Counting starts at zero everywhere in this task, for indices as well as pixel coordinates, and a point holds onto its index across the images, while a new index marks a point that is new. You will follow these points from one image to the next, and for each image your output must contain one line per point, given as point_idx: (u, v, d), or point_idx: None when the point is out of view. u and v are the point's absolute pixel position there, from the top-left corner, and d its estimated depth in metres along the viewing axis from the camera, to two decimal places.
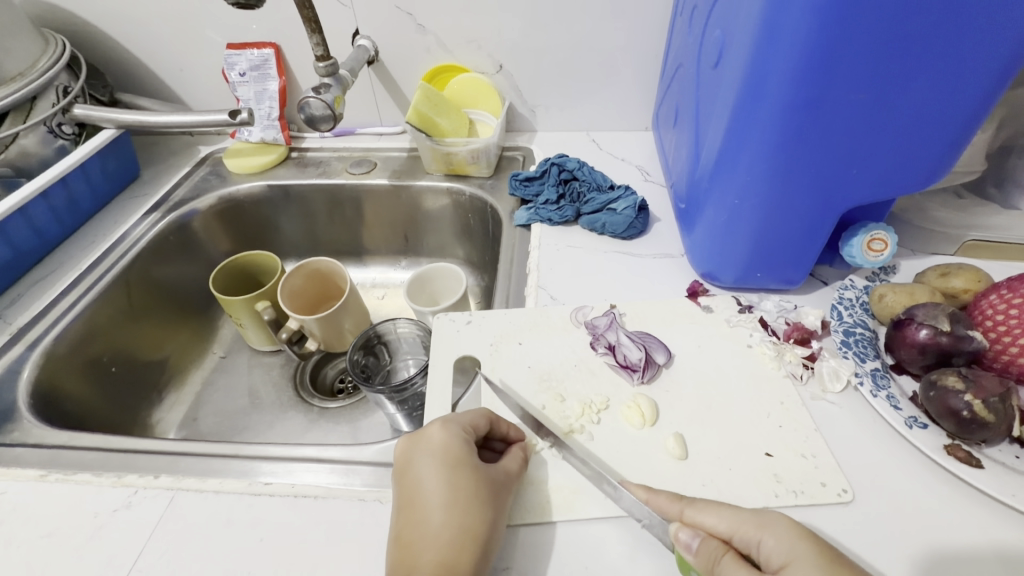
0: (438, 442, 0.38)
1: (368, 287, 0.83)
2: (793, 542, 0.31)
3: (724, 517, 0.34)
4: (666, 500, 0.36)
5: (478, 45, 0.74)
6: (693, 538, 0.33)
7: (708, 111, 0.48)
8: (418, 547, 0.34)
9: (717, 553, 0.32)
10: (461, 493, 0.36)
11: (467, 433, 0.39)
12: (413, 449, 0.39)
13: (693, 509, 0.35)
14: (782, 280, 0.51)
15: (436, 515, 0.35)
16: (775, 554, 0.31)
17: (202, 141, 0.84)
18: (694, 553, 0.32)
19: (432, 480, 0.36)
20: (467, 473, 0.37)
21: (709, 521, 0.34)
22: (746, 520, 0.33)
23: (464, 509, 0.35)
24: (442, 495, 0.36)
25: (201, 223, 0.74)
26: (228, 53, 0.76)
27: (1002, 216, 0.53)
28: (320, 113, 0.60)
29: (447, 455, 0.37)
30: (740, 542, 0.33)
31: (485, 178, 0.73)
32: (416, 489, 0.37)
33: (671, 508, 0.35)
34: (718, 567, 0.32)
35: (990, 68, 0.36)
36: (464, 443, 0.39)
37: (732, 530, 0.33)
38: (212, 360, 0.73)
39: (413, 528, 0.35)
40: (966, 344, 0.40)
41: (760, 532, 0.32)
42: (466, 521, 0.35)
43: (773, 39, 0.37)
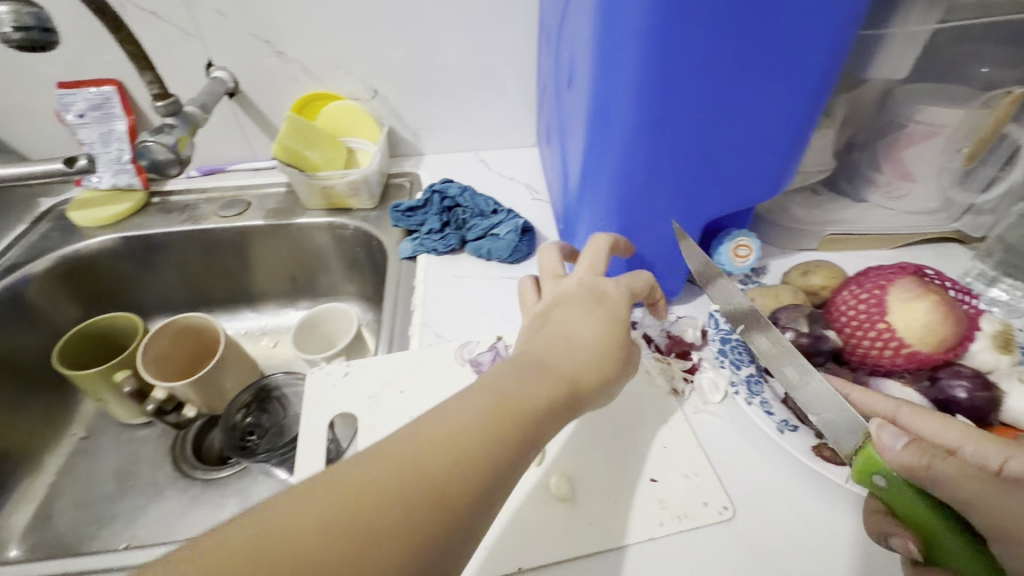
0: (605, 288, 0.38)
1: (256, 335, 0.76)
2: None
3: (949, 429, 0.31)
4: (879, 399, 0.35)
5: (347, 70, 0.70)
6: (898, 437, 0.28)
7: (568, 134, 0.47)
8: (446, 426, 0.27)
9: (931, 449, 0.27)
10: (577, 338, 0.34)
11: (593, 351, 0.34)
12: (577, 329, 0.35)
13: (912, 413, 0.33)
14: (662, 292, 0.52)
15: (485, 413, 0.28)
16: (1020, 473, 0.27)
17: (43, 192, 0.74)
18: (896, 451, 0.28)
19: (575, 322, 0.35)
20: (603, 317, 0.36)
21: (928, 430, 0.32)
22: (984, 438, 0.29)
23: (566, 352, 0.33)
24: (578, 335, 0.35)
25: (43, 288, 0.65)
26: (59, 92, 0.66)
27: (853, 210, 0.57)
28: (163, 158, 0.53)
29: (609, 300, 0.37)
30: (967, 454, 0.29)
31: (369, 210, 0.70)
32: (564, 316, 0.36)
33: (885, 406, 0.35)
34: (935, 463, 0.27)
35: (811, 80, 0.38)
36: (592, 360, 0.34)
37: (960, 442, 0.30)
38: (71, 443, 0.64)
39: (445, 406, 0.28)
40: (824, 344, 0.42)
41: (1004, 451, 0.28)
42: (565, 364, 0.32)
43: (609, 66, 0.36)
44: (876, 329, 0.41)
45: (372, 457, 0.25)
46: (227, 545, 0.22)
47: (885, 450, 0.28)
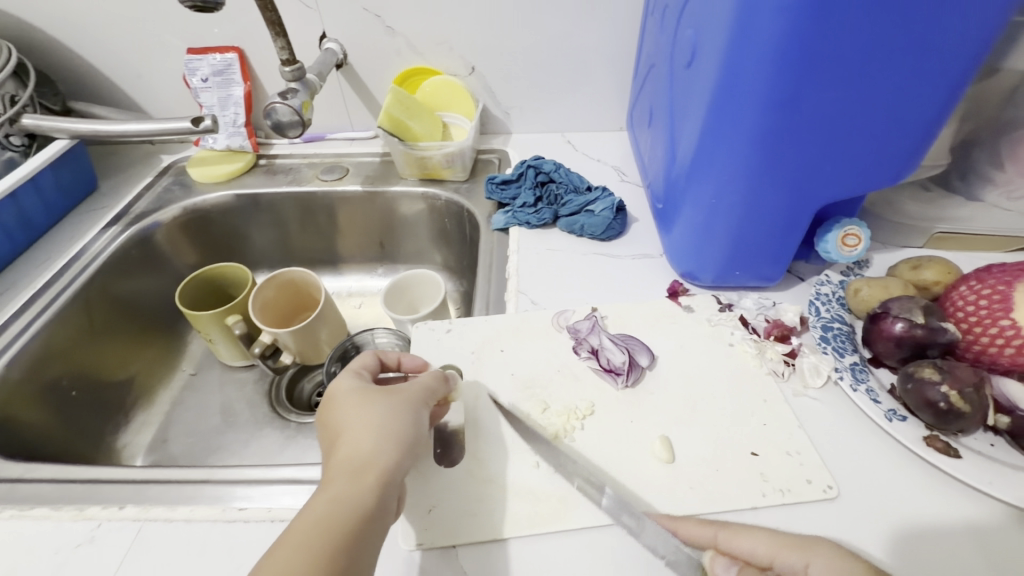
0: (345, 390, 0.39)
1: (344, 296, 0.80)
2: (840, 566, 0.29)
3: (762, 542, 0.32)
4: (697, 526, 0.35)
5: (449, 47, 0.72)
6: (727, 567, 0.32)
7: (683, 111, 0.48)
8: (303, 532, 0.31)
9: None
10: (381, 416, 0.37)
11: (414, 396, 0.39)
12: (354, 415, 0.37)
13: (728, 535, 0.33)
14: (760, 277, 0.52)
15: (342, 495, 0.33)
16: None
17: (165, 150, 0.80)
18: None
19: (353, 413, 0.37)
20: (386, 403, 0.38)
21: (745, 545, 0.33)
22: (787, 545, 0.32)
23: (373, 426, 0.36)
24: (365, 421, 0.36)
25: (165, 236, 0.71)
26: (188, 58, 0.73)
27: (968, 208, 0.55)
28: (287, 119, 0.58)
29: (385, 394, 0.38)
30: (782, 567, 0.31)
31: (460, 182, 0.72)
32: (348, 413, 0.37)
33: (705, 534, 0.34)
34: None
35: (954, 66, 0.37)
36: (393, 425, 0.37)
37: (771, 556, 0.32)
38: (182, 378, 0.70)
39: (307, 511, 0.32)
40: (940, 336, 0.41)
41: (804, 555, 0.31)
42: (378, 443, 0.35)
43: (744, 40, 0.37)
44: (997, 326, 0.40)
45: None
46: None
47: None
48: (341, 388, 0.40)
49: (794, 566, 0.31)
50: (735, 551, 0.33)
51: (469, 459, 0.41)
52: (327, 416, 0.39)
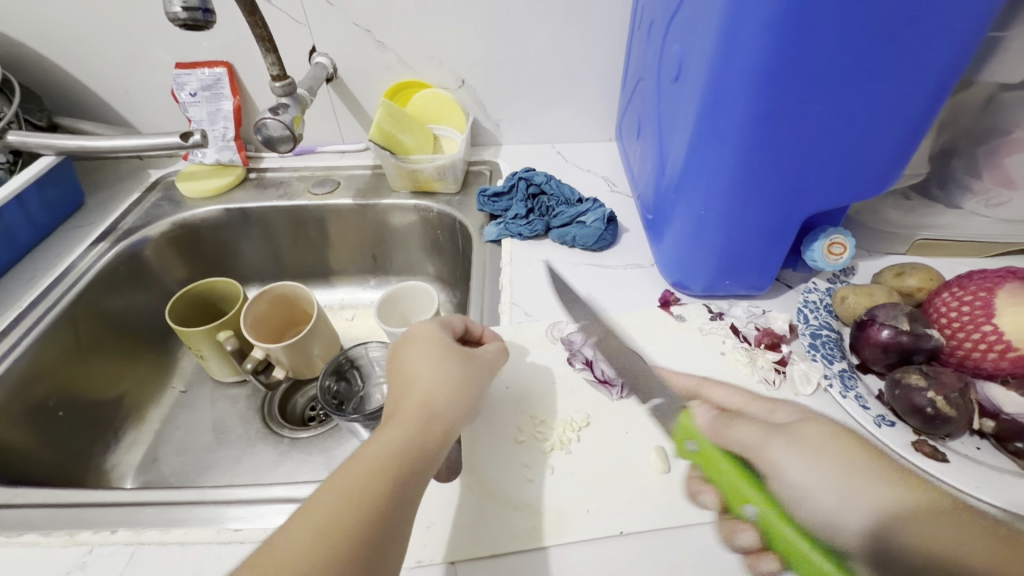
0: (427, 338, 0.42)
1: (336, 309, 0.80)
2: (808, 412, 0.43)
3: (735, 394, 0.45)
4: (683, 380, 0.46)
5: (439, 60, 0.73)
6: (708, 411, 0.44)
7: (671, 124, 0.48)
8: (367, 458, 0.33)
9: (727, 415, 0.43)
10: (455, 376, 0.40)
11: (461, 373, 0.41)
12: (431, 366, 0.40)
13: (710, 389, 0.45)
14: (749, 286, 0.53)
15: (402, 441, 0.35)
16: (786, 417, 0.42)
17: (153, 165, 0.80)
18: (706, 421, 0.43)
19: (430, 365, 0.40)
20: (462, 366, 0.41)
21: (724, 399, 0.44)
22: (758, 400, 0.44)
23: (448, 381, 0.39)
24: (442, 374, 0.39)
25: (154, 251, 0.71)
26: (176, 73, 0.73)
27: (948, 215, 0.57)
28: (278, 134, 0.57)
29: (462, 356, 0.41)
30: (751, 412, 0.43)
31: (452, 194, 0.73)
32: (425, 363, 0.40)
33: (691, 389, 0.45)
34: (768, 444, 0.40)
35: (933, 79, 0.38)
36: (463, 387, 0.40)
37: (740, 404, 0.44)
38: (172, 396, 0.70)
39: (370, 443, 0.34)
40: (926, 342, 0.42)
41: (772, 411, 0.43)
42: (450, 400, 0.38)
43: (730, 56, 0.38)
44: (980, 331, 0.41)
45: (315, 494, 0.31)
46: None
47: (700, 418, 0.43)
48: (425, 334, 0.42)
49: (763, 413, 0.43)
50: (718, 404, 0.44)
51: (466, 474, 0.41)
52: (404, 357, 0.41)
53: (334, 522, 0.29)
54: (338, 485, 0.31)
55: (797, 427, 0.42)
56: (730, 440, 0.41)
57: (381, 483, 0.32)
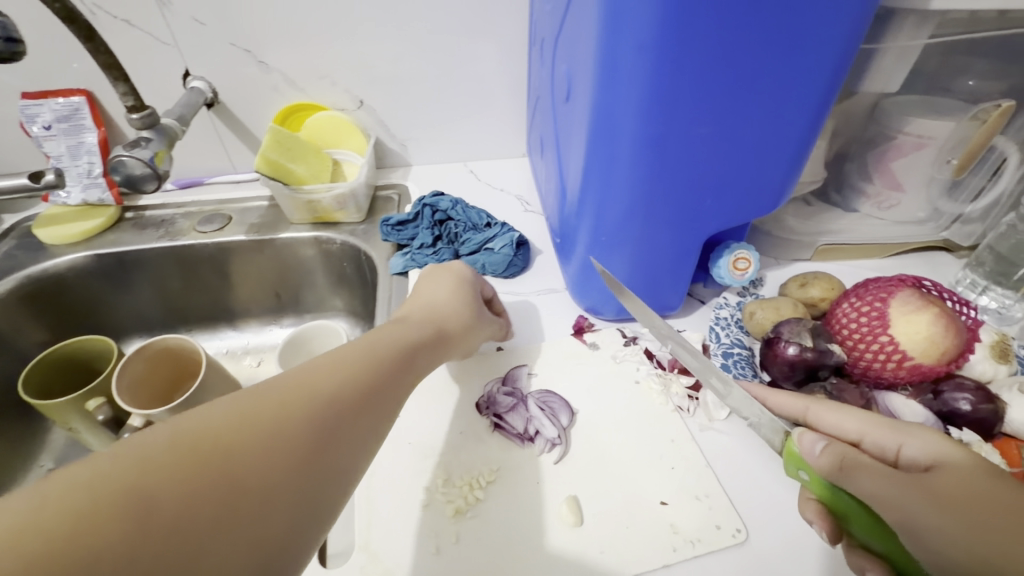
0: (454, 270, 0.47)
1: (238, 355, 0.73)
2: (940, 446, 0.31)
3: (854, 421, 0.35)
4: (790, 399, 0.39)
5: (332, 81, 0.68)
6: (818, 441, 0.32)
7: (567, 146, 0.46)
8: (309, 385, 0.29)
9: (846, 449, 0.31)
10: (462, 298, 0.44)
11: (462, 317, 0.43)
12: (439, 291, 0.45)
13: (819, 411, 0.37)
14: (662, 305, 0.51)
15: (384, 343, 0.36)
16: (922, 457, 0.31)
17: (7, 209, 0.70)
18: (816, 457, 0.31)
19: (439, 292, 0.45)
20: (467, 295, 0.45)
21: (835, 424, 0.35)
22: (881, 426, 0.33)
23: (458, 301, 0.44)
24: (452, 295, 0.44)
25: (7, 311, 0.61)
26: (24, 103, 0.63)
27: (845, 220, 0.57)
28: (138, 173, 0.51)
29: (469, 288, 0.46)
30: (871, 446, 0.33)
31: (357, 223, 0.68)
32: (435, 288, 0.45)
33: (795, 407, 0.38)
34: (848, 465, 0.30)
35: (812, 96, 0.38)
36: (462, 310, 0.43)
37: (861, 433, 0.34)
38: (39, 476, 0.60)
39: (318, 361, 0.31)
40: (829, 358, 0.41)
41: (900, 438, 0.32)
42: (449, 313, 0.42)
43: (612, 79, 0.35)
44: (878, 342, 0.41)
45: (251, 395, 0.27)
46: (91, 464, 0.22)
47: (810, 456, 0.32)
48: (456, 266, 0.48)
49: (887, 447, 0.33)
50: (823, 428, 0.36)
51: (360, 554, 0.36)
52: (426, 281, 0.47)
53: (260, 441, 0.25)
54: (267, 397, 0.27)
55: (941, 470, 0.29)
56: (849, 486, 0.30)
57: (316, 420, 0.28)
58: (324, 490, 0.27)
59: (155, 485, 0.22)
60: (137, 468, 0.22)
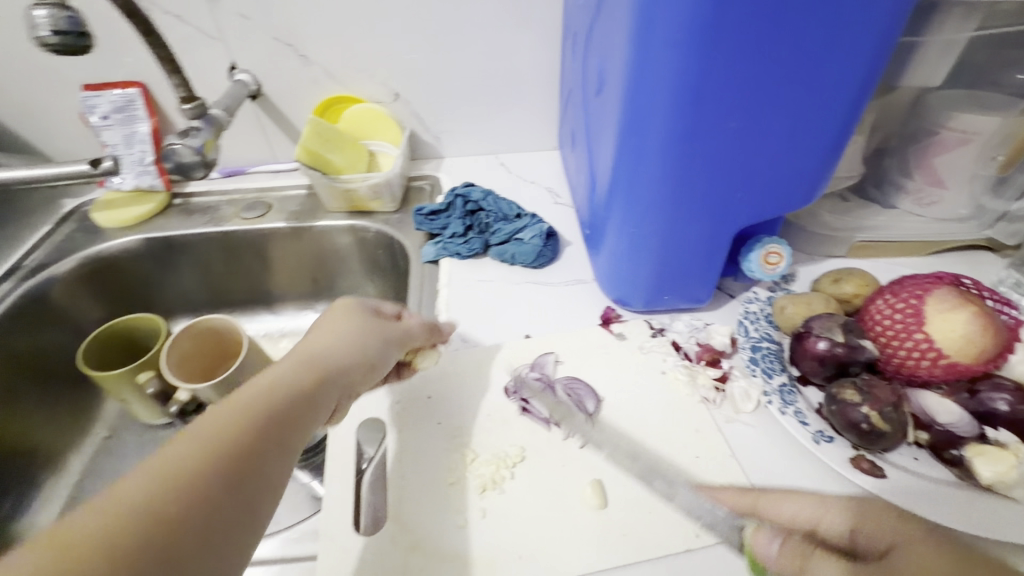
0: (354, 310, 0.42)
1: (275, 337, 0.76)
2: (892, 523, 0.26)
3: (803, 506, 0.31)
4: (734, 494, 0.34)
5: (369, 74, 0.70)
6: (773, 540, 0.30)
7: (598, 139, 0.47)
8: (280, 385, 0.33)
9: (807, 547, 0.28)
10: (358, 338, 0.39)
11: (350, 359, 0.38)
12: (337, 329, 0.39)
13: (767, 501, 0.32)
14: (690, 299, 0.51)
15: (281, 384, 0.33)
16: (876, 541, 0.26)
17: (66, 194, 0.74)
18: (774, 557, 0.30)
19: (337, 329, 0.39)
20: (365, 335, 0.40)
21: (786, 512, 0.31)
22: (830, 508, 0.29)
23: (353, 342, 0.39)
24: (342, 333, 0.39)
25: (67, 289, 0.66)
26: (84, 95, 0.67)
27: (883, 216, 0.56)
28: (188, 161, 0.53)
29: (380, 328, 0.41)
30: (828, 532, 0.29)
31: (391, 213, 0.70)
32: (339, 325, 0.40)
33: (742, 501, 0.34)
34: (806, 563, 0.28)
35: (847, 89, 0.37)
36: (358, 352, 0.39)
37: (813, 520, 0.30)
38: (94, 443, 0.65)
39: (281, 367, 0.35)
40: (860, 354, 0.41)
41: (851, 520, 0.28)
42: (345, 358, 0.38)
43: (642, 73, 0.36)
44: (912, 339, 0.40)
45: (187, 442, 0.27)
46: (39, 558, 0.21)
47: (766, 555, 0.30)
48: (358, 303, 0.42)
49: (841, 532, 0.28)
50: (777, 519, 0.32)
51: (391, 525, 0.38)
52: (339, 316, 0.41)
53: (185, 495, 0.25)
54: (245, 398, 0.31)
55: (893, 554, 0.25)
56: None
57: (221, 474, 0.27)
58: (233, 535, 0.26)
59: (79, 555, 0.22)
60: (58, 556, 0.22)
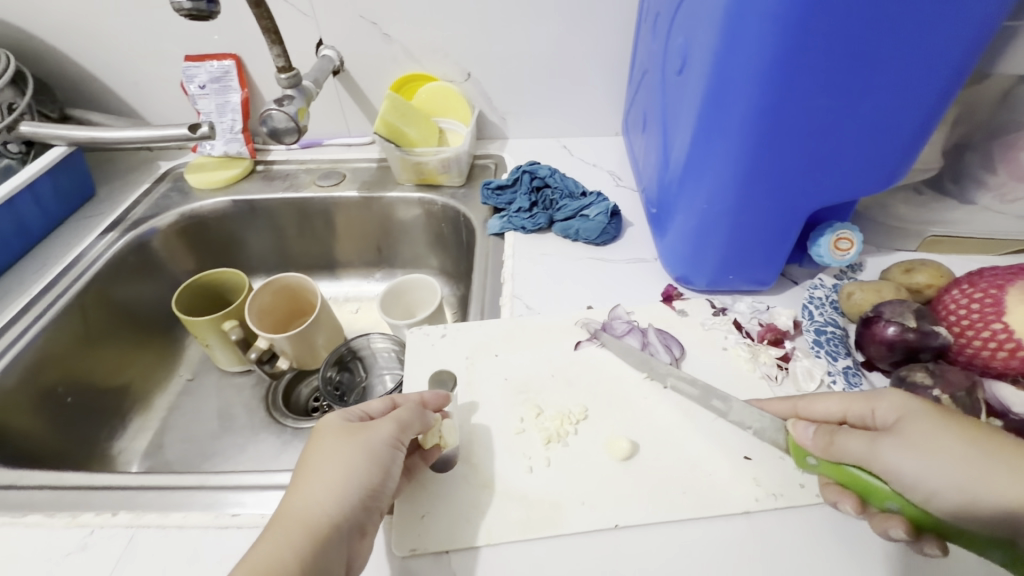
0: (334, 426, 0.38)
1: (340, 301, 0.81)
2: (903, 400, 0.34)
3: (835, 401, 0.37)
4: (777, 401, 0.40)
5: (444, 53, 0.73)
6: (808, 426, 0.36)
7: (675, 118, 0.48)
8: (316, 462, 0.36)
9: (832, 429, 0.35)
10: (348, 463, 0.35)
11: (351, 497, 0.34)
12: (333, 464, 0.35)
13: (805, 402, 0.39)
14: (754, 281, 0.52)
15: (278, 548, 0.32)
16: (889, 414, 0.34)
17: (162, 156, 0.81)
18: (810, 439, 0.36)
19: (328, 460, 0.36)
20: (343, 451, 0.36)
21: (821, 409, 0.38)
22: (855, 398, 0.36)
23: (339, 469, 0.35)
24: (335, 469, 0.35)
25: (162, 242, 0.72)
26: (186, 65, 0.73)
27: (961, 211, 0.55)
28: (283, 126, 0.58)
29: (360, 432, 0.37)
30: (854, 418, 0.36)
31: (457, 187, 0.73)
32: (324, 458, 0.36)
33: (784, 407, 0.40)
34: (835, 437, 0.35)
35: (941, 72, 0.37)
36: (360, 479, 0.35)
37: (843, 411, 0.36)
38: (178, 384, 0.71)
39: (311, 446, 0.37)
40: (932, 340, 0.41)
41: (870, 403, 0.35)
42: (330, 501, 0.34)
43: (733, 48, 0.37)
44: (990, 329, 0.40)
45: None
46: None
47: (802, 437, 0.36)
48: (327, 425, 0.38)
49: (865, 415, 0.36)
50: (813, 416, 0.38)
51: (462, 465, 0.41)
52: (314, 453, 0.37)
53: None
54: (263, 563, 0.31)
55: (906, 423, 0.33)
56: (841, 457, 0.34)
57: None
58: None
59: None
60: None
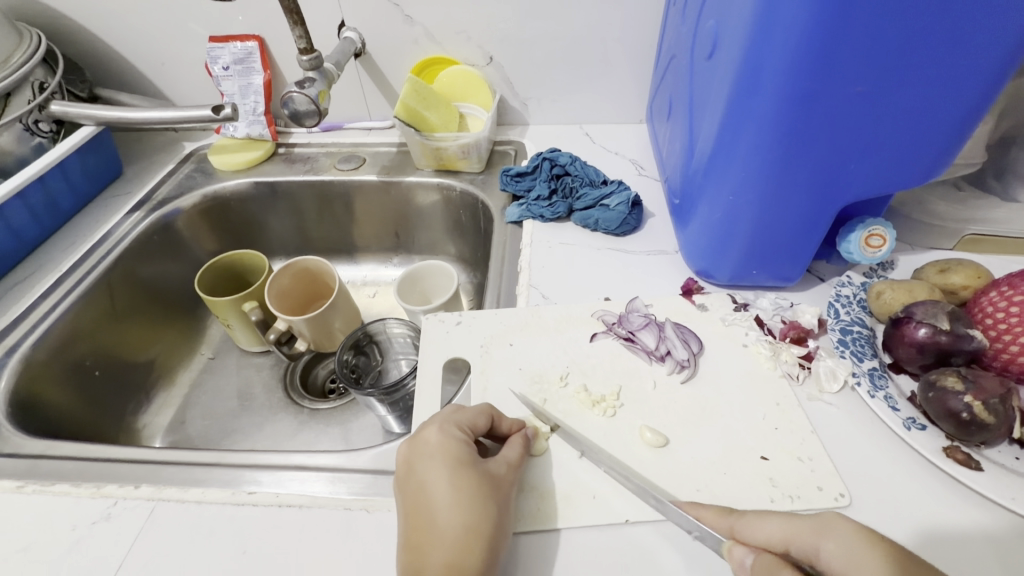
0: (441, 448, 0.37)
1: (358, 285, 0.81)
2: (859, 551, 0.29)
3: (776, 526, 0.32)
4: (715, 515, 0.34)
5: (467, 36, 0.71)
6: (748, 554, 0.31)
7: (702, 105, 0.46)
8: (441, 513, 0.34)
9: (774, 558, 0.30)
10: (468, 495, 0.35)
11: (480, 532, 0.34)
12: (449, 496, 0.35)
13: (743, 523, 0.33)
14: (778, 277, 0.50)
15: None
16: (838, 560, 0.29)
17: (187, 137, 0.82)
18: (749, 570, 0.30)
19: (443, 492, 0.35)
20: (460, 484, 0.35)
21: (762, 532, 0.32)
22: (800, 527, 0.31)
23: (466, 508, 0.34)
24: (453, 502, 0.34)
25: (186, 222, 0.73)
26: (210, 46, 0.73)
27: (1004, 209, 0.52)
28: (304, 109, 0.58)
29: (467, 463, 0.36)
30: (797, 552, 0.31)
31: (476, 173, 0.72)
32: (437, 488, 0.35)
33: (720, 524, 0.34)
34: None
35: (993, 58, 0.35)
36: (483, 513, 0.34)
37: (786, 540, 0.31)
38: (200, 362, 0.72)
39: (431, 489, 0.35)
40: (966, 344, 0.39)
41: (818, 538, 0.30)
42: (468, 525, 0.34)
43: (768, 31, 0.35)
44: None
45: None
46: None
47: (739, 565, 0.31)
48: (438, 444, 0.37)
49: (809, 550, 0.30)
50: (750, 541, 0.32)
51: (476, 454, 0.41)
52: (423, 483, 0.36)
53: None
54: None
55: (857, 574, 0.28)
56: None
57: None
58: None
59: None
60: None
